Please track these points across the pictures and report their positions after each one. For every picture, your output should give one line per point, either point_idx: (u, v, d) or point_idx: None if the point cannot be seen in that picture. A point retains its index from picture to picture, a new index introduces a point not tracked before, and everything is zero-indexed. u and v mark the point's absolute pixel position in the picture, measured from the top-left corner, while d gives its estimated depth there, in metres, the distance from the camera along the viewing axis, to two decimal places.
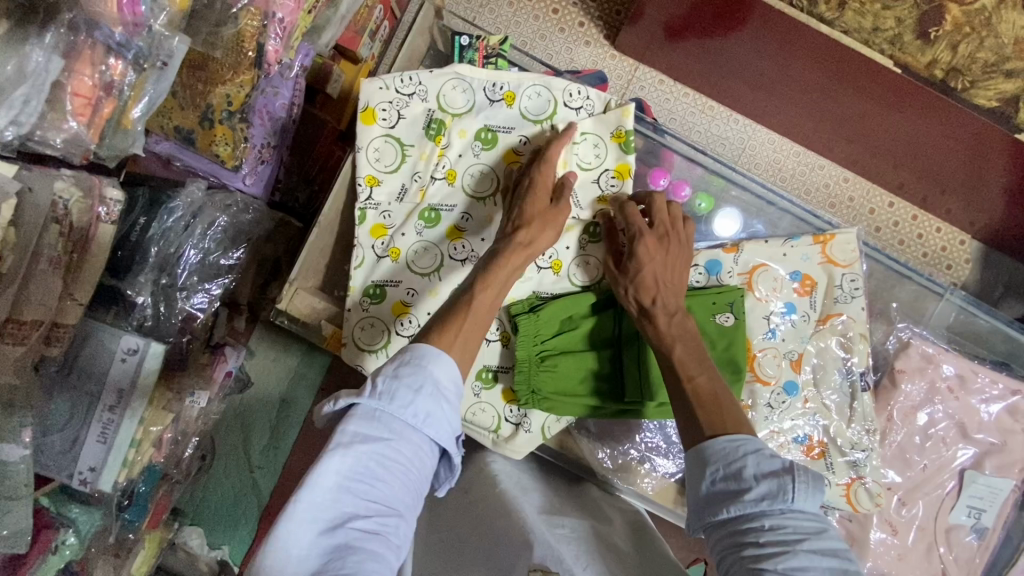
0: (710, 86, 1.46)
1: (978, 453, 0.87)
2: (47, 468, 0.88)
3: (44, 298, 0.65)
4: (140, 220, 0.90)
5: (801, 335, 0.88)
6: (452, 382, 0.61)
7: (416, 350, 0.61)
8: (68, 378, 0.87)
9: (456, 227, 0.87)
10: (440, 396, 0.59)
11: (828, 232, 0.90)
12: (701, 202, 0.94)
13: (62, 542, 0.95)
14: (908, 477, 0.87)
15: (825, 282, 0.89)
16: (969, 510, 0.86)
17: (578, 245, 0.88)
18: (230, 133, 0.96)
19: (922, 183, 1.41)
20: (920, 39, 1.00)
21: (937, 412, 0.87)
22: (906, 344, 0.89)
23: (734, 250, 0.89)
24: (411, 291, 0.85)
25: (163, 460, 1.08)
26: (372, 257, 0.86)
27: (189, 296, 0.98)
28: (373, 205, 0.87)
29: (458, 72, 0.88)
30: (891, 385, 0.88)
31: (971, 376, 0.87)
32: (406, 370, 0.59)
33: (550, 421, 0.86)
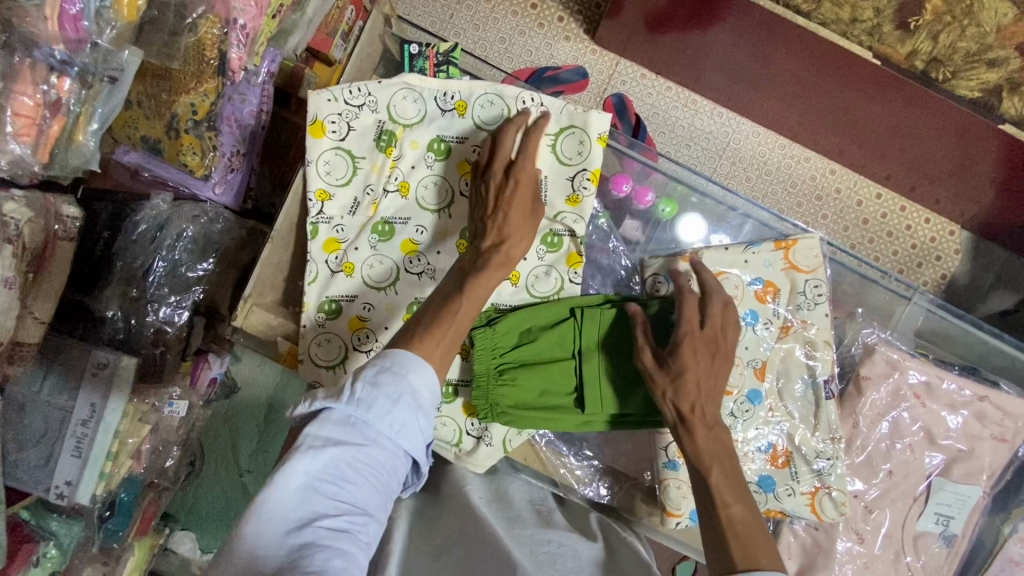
0: (693, 80, 1.43)
1: (947, 459, 0.86)
2: (23, 483, 0.89)
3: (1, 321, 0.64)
4: (105, 235, 0.92)
5: (764, 342, 0.86)
6: (429, 392, 0.61)
7: (397, 359, 0.61)
8: (42, 394, 0.88)
9: (411, 240, 0.86)
10: (416, 406, 0.60)
11: (791, 237, 0.88)
12: (664, 208, 0.93)
13: (42, 554, 0.96)
14: (875, 484, 0.86)
15: (788, 289, 0.88)
16: (937, 518, 0.86)
17: (537, 255, 0.86)
18: (197, 142, 0.94)
19: (911, 174, 1.39)
20: (899, 29, 0.99)
21: (902, 416, 0.86)
22: (871, 349, 0.87)
23: (693, 259, 0.87)
24: (367, 306, 0.84)
25: (144, 470, 1.09)
26: (326, 272, 0.84)
27: (158, 308, 0.95)
28: (325, 220, 0.85)
29: (408, 81, 0.86)
30: (857, 392, 0.87)
31: (938, 381, 0.85)
32: (385, 378, 0.59)
33: (511, 433, 0.84)
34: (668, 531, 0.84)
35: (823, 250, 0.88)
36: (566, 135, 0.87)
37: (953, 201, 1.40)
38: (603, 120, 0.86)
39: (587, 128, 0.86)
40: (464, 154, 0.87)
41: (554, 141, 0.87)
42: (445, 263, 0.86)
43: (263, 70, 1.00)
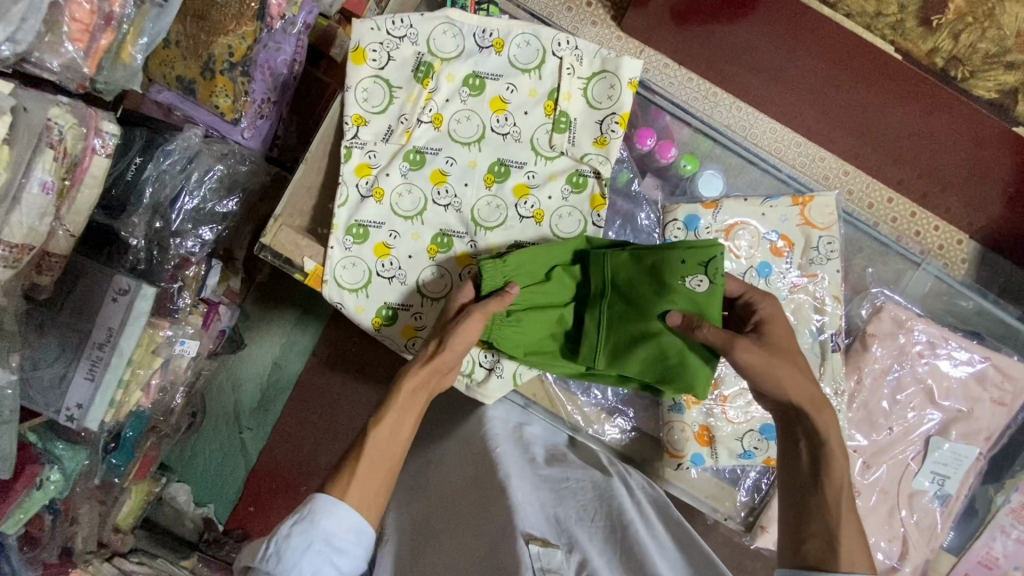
0: (714, 70, 1.44)
1: (945, 419, 0.93)
2: (35, 403, 0.89)
3: (36, 223, 0.67)
4: (137, 160, 0.92)
5: (776, 293, 0.92)
6: (346, 533, 0.62)
7: (309, 504, 0.61)
8: (61, 315, 0.90)
9: (441, 170, 0.88)
10: (331, 550, 0.60)
11: (808, 195, 0.94)
12: (685, 163, 0.99)
13: (46, 478, 0.96)
14: (874, 440, 0.93)
15: (802, 244, 0.94)
16: (933, 476, 0.92)
17: (563, 194, 0.88)
18: (230, 84, 0.98)
19: (922, 180, 1.39)
20: (922, 26, 1.00)
21: (904, 376, 0.93)
22: (879, 309, 0.95)
23: (713, 207, 0.93)
24: (394, 234, 0.87)
25: (151, 406, 1.10)
26: (356, 196, 0.87)
27: (183, 241, 0.98)
28: (359, 144, 0.88)
29: (449, 17, 0.89)
30: (862, 348, 0.94)
31: (940, 342, 0.93)
32: (296, 528, 0.60)
33: (522, 367, 0.87)
34: (670, 475, 0.90)
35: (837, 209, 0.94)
36: (598, 79, 0.90)
37: (960, 212, 1.42)
38: (634, 66, 0.88)
39: (619, 72, 0.88)
40: (498, 91, 0.89)
41: (586, 85, 0.90)
42: (471, 197, 0.88)
43: (299, 21, 1.02)
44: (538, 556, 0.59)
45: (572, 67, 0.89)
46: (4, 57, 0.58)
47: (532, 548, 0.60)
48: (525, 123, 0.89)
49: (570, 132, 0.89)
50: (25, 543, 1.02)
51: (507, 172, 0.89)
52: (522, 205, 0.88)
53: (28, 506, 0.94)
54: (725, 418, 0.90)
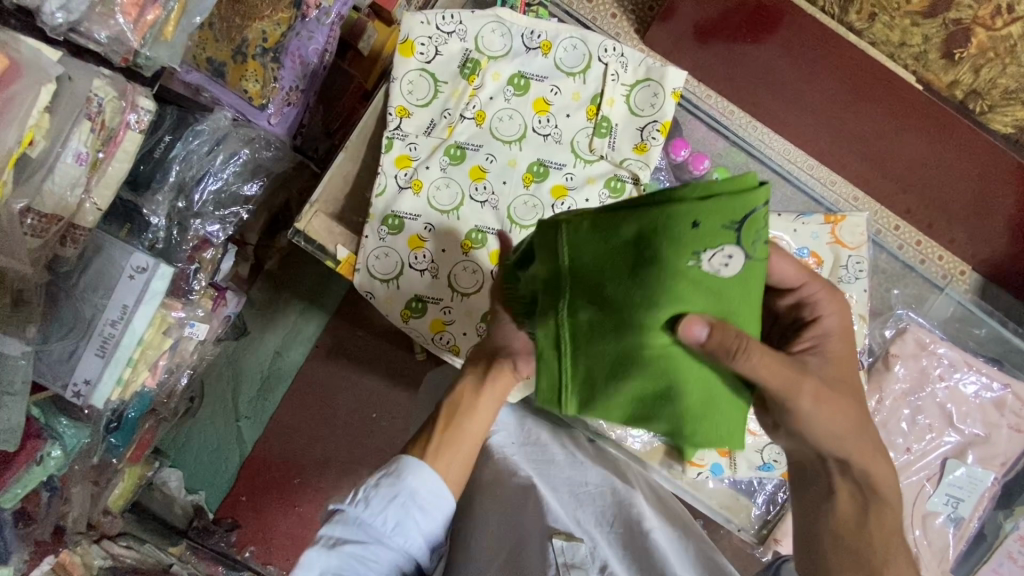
0: (734, 89, 1.46)
1: (962, 442, 0.95)
2: (42, 376, 0.88)
3: (68, 191, 0.67)
4: (166, 138, 0.93)
5: None
6: (430, 493, 0.60)
7: (398, 460, 0.61)
8: (75, 291, 0.88)
9: (480, 167, 0.88)
10: (415, 507, 0.59)
11: (840, 214, 0.97)
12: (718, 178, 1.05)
13: (46, 454, 0.94)
14: (891, 459, 0.94)
15: (831, 262, 0.96)
16: (947, 498, 0.94)
17: (599, 199, 0.89)
18: (261, 69, 0.98)
19: (930, 210, 1.41)
20: (944, 59, 1.07)
21: (922, 403, 0.95)
22: (902, 330, 0.98)
23: None
24: (428, 227, 0.87)
25: (156, 386, 1.08)
26: (394, 187, 0.87)
27: (204, 223, 0.98)
28: (401, 136, 0.88)
29: (499, 16, 0.89)
30: (885, 368, 0.96)
31: (962, 366, 0.95)
32: (384, 481, 0.59)
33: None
34: (688, 482, 0.92)
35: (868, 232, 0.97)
36: (641, 87, 0.91)
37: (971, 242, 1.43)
38: (678, 76, 0.89)
39: (664, 81, 0.90)
40: (542, 92, 0.90)
41: (630, 92, 0.91)
42: (508, 195, 0.88)
43: (334, 12, 1.02)
44: (561, 550, 0.59)
45: (617, 73, 0.90)
46: (56, 24, 0.61)
47: (555, 541, 0.60)
48: (567, 126, 0.90)
49: (610, 137, 0.90)
50: (20, 519, 1.00)
51: (546, 173, 0.89)
52: (559, 206, 0.88)
53: (26, 483, 0.93)
54: (748, 430, 0.92)
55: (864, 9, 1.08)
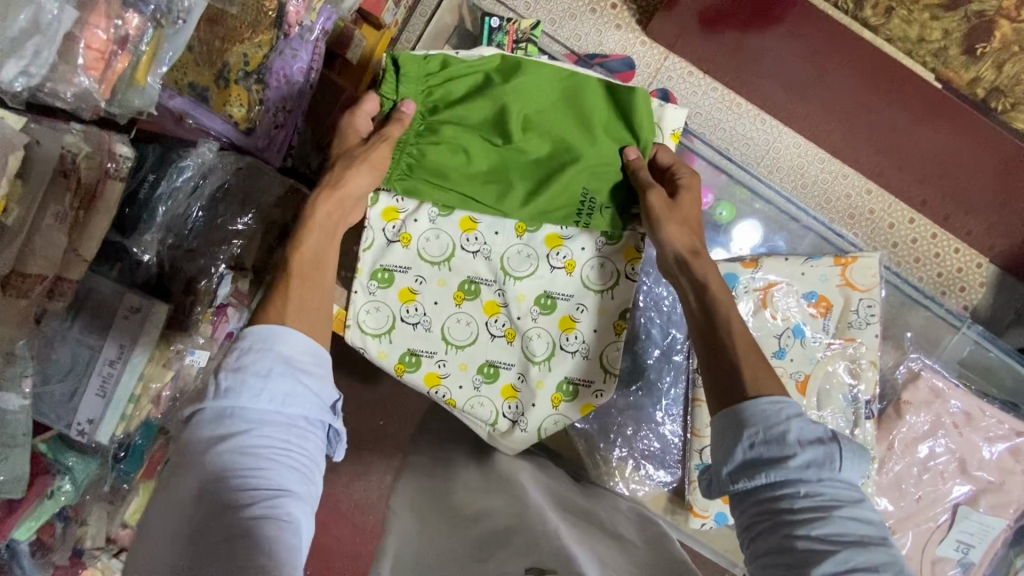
0: (738, 79, 1.37)
1: (976, 490, 0.93)
2: (45, 417, 0.88)
3: (49, 251, 0.64)
4: (150, 176, 0.92)
5: (810, 355, 0.92)
6: (303, 356, 0.62)
7: (258, 335, 0.61)
8: (71, 330, 0.87)
9: (471, 216, 0.82)
10: (293, 369, 0.60)
11: (851, 254, 0.94)
12: (722, 211, 1.08)
13: (56, 488, 0.96)
14: (901, 506, 0.93)
15: (841, 305, 0.94)
16: (958, 545, 0.93)
17: (595, 246, 0.82)
18: (245, 94, 0.95)
19: (946, 202, 1.33)
20: (965, 54, 1.00)
21: (938, 447, 0.94)
22: (915, 374, 0.97)
23: (753, 266, 0.95)
24: (419, 279, 0.81)
25: (159, 417, 1.00)
26: (382, 240, 0.82)
27: (195, 259, 0.95)
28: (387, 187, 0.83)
29: (487, 54, 0.84)
30: (896, 415, 0.95)
31: (977, 415, 0.94)
32: (249, 359, 0.59)
33: (548, 422, 0.82)
34: (691, 529, 0.93)
35: (881, 271, 0.94)
36: None
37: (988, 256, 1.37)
38: (678, 115, 0.85)
39: (662, 124, 0.85)
40: None
41: None
42: (501, 244, 0.82)
43: (318, 28, 1.00)
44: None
45: None
46: (17, 91, 0.60)
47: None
48: None
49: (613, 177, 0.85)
50: (37, 549, 1.02)
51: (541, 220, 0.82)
52: (555, 255, 0.82)
53: (38, 516, 0.95)
54: None
55: (880, 4, 1.00)
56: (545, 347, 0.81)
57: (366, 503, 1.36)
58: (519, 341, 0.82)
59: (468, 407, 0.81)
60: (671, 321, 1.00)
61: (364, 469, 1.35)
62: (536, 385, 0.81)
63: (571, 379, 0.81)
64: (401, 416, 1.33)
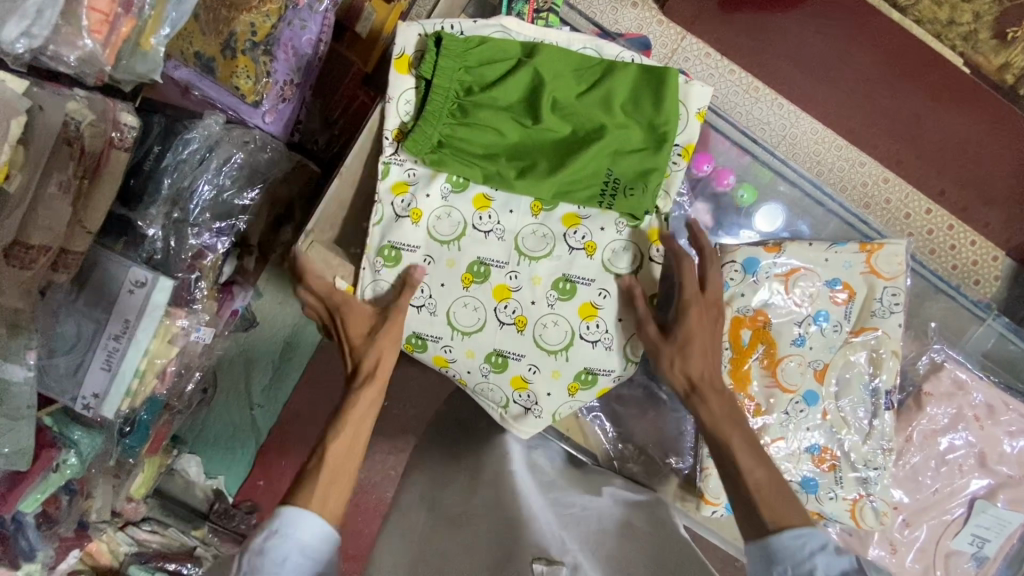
0: (757, 67, 1.25)
1: (994, 484, 0.92)
2: (50, 390, 0.87)
3: (52, 223, 0.63)
4: (155, 149, 0.88)
5: (830, 344, 0.91)
6: (317, 540, 0.57)
7: (275, 518, 0.58)
8: (76, 304, 0.86)
9: (485, 193, 0.80)
10: (306, 559, 0.56)
11: (877, 242, 0.92)
12: (743, 194, 1.03)
13: (63, 461, 0.95)
14: (917, 499, 0.93)
15: (864, 294, 0.91)
16: (973, 539, 0.92)
17: (615, 226, 0.80)
18: (252, 65, 0.93)
19: (965, 194, 1.24)
20: (995, 39, 1.11)
21: (958, 440, 0.92)
22: (937, 367, 0.95)
23: (776, 250, 0.92)
24: (428, 259, 0.80)
25: (166, 391, 1.05)
26: (392, 216, 0.80)
27: (201, 233, 0.94)
28: (398, 162, 0.80)
29: (504, 25, 0.80)
30: (916, 407, 0.93)
31: (1000, 407, 0.93)
32: (265, 543, 0.56)
33: (563, 408, 0.81)
34: (702, 518, 0.90)
35: (907, 260, 0.91)
36: None
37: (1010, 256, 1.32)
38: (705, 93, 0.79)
39: (688, 100, 0.80)
40: None
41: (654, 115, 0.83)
42: (515, 224, 0.80)
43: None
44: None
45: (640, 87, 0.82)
46: (19, 53, 0.58)
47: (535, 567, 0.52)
48: None
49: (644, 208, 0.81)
50: (43, 520, 1.02)
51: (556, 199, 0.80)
52: (572, 235, 0.80)
53: (44, 488, 0.94)
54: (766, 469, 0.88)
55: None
56: (562, 335, 0.80)
57: (370, 484, 1.36)
58: (531, 328, 0.80)
59: (479, 391, 0.81)
60: None
61: (369, 452, 1.35)
62: (550, 373, 0.80)
63: (590, 368, 0.80)
64: (408, 400, 1.33)
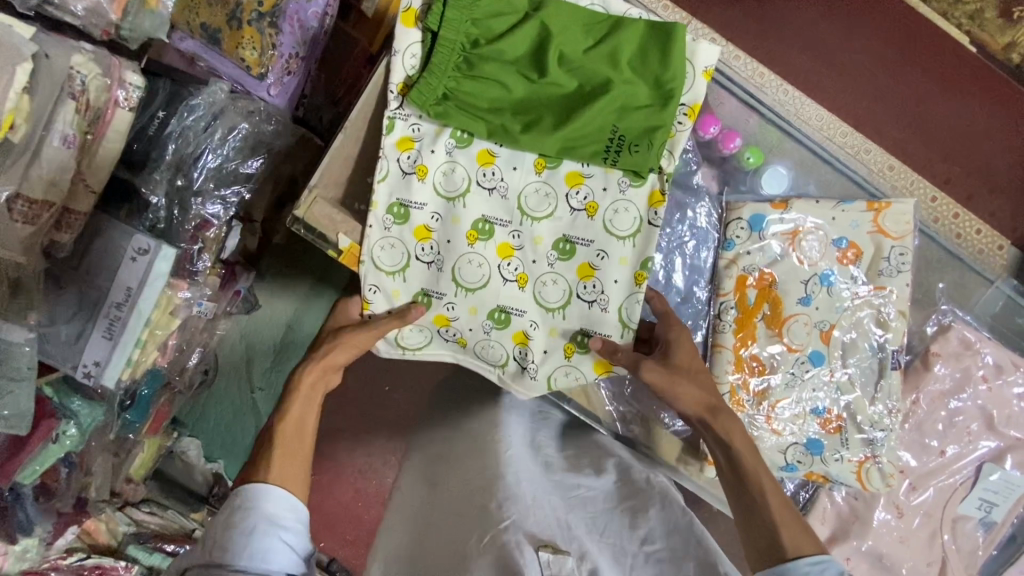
0: (763, 51, 1.22)
1: (1002, 446, 0.94)
2: (51, 358, 0.87)
3: (57, 175, 0.64)
4: (160, 114, 0.89)
5: (836, 305, 0.90)
6: (286, 510, 0.64)
7: (245, 494, 0.64)
8: (78, 271, 0.86)
9: (490, 150, 0.80)
10: (276, 529, 0.62)
11: (885, 201, 0.91)
12: (750, 155, 0.98)
13: (62, 432, 0.94)
14: (923, 462, 0.93)
15: (872, 253, 0.91)
16: (981, 503, 0.94)
17: (619, 185, 0.80)
18: (257, 36, 0.92)
19: (971, 180, 1.22)
20: (1001, 18, 1.15)
21: (963, 404, 0.93)
22: (946, 327, 0.94)
23: (782, 207, 0.92)
24: (435, 217, 0.80)
25: (167, 364, 1.05)
26: (398, 171, 0.79)
27: (204, 202, 0.94)
28: (404, 116, 0.79)
29: None
30: (924, 367, 0.93)
31: (1009, 368, 0.93)
32: (236, 516, 0.62)
33: (559, 372, 0.81)
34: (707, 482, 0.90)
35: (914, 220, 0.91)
36: None
37: None
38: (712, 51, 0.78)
39: (694, 59, 0.78)
40: None
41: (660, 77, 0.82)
42: (519, 181, 0.80)
43: None
44: (547, 563, 0.60)
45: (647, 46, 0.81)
46: None
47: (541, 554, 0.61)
48: None
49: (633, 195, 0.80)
50: (41, 494, 1.01)
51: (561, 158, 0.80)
52: (574, 195, 0.80)
53: (43, 460, 0.93)
54: (771, 428, 0.88)
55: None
56: (560, 293, 0.80)
57: (371, 467, 1.36)
58: (532, 286, 0.80)
59: (479, 350, 0.81)
60: (694, 269, 0.93)
61: (369, 432, 1.35)
62: (548, 331, 0.81)
63: (587, 329, 0.80)
64: (409, 379, 1.33)
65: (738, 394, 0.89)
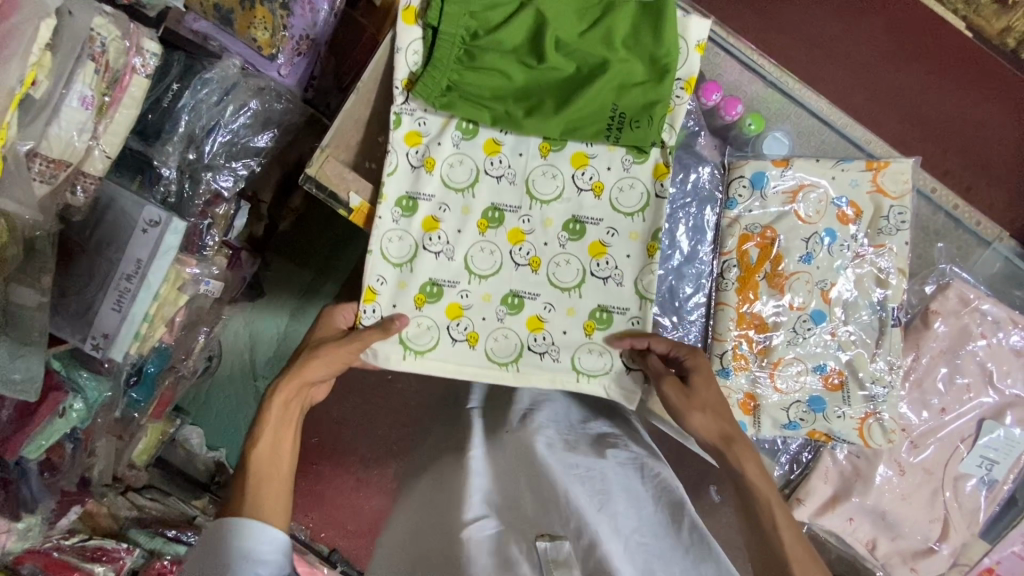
0: (763, 41, 1.23)
1: (1001, 403, 0.94)
2: (62, 331, 0.88)
3: (74, 134, 0.66)
4: (174, 86, 0.90)
5: (836, 265, 0.91)
6: (262, 545, 0.60)
7: (222, 528, 0.61)
8: (89, 243, 0.88)
9: (496, 138, 0.83)
10: (252, 565, 0.59)
11: (884, 160, 0.92)
12: (751, 122, 1.00)
13: (69, 407, 0.94)
14: (923, 421, 0.94)
15: (871, 212, 0.92)
16: (981, 461, 0.94)
17: (623, 165, 0.83)
18: (269, 17, 0.96)
19: (971, 172, 1.21)
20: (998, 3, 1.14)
21: (960, 363, 0.94)
22: (945, 286, 0.96)
23: (783, 165, 0.93)
24: (445, 207, 0.82)
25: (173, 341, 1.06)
26: (406, 165, 0.81)
27: (215, 175, 0.97)
28: (409, 111, 0.81)
29: None
30: (924, 325, 0.95)
31: (1007, 324, 0.94)
32: (213, 550, 0.60)
33: (582, 351, 0.82)
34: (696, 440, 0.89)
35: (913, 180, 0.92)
36: None
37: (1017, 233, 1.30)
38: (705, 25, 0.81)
39: (688, 33, 0.81)
40: None
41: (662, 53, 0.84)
42: (526, 166, 0.83)
43: None
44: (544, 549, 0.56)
45: None
46: None
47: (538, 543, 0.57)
48: None
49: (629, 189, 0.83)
50: (46, 469, 1.00)
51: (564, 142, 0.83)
52: (581, 175, 0.82)
53: (50, 434, 0.93)
54: (775, 387, 0.90)
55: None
56: (574, 273, 0.82)
57: (372, 456, 1.36)
58: (545, 268, 0.82)
59: (493, 338, 0.82)
60: (696, 230, 0.95)
61: (370, 419, 1.35)
62: (565, 310, 0.82)
63: (604, 306, 0.82)
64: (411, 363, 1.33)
65: (739, 351, 0.91)
